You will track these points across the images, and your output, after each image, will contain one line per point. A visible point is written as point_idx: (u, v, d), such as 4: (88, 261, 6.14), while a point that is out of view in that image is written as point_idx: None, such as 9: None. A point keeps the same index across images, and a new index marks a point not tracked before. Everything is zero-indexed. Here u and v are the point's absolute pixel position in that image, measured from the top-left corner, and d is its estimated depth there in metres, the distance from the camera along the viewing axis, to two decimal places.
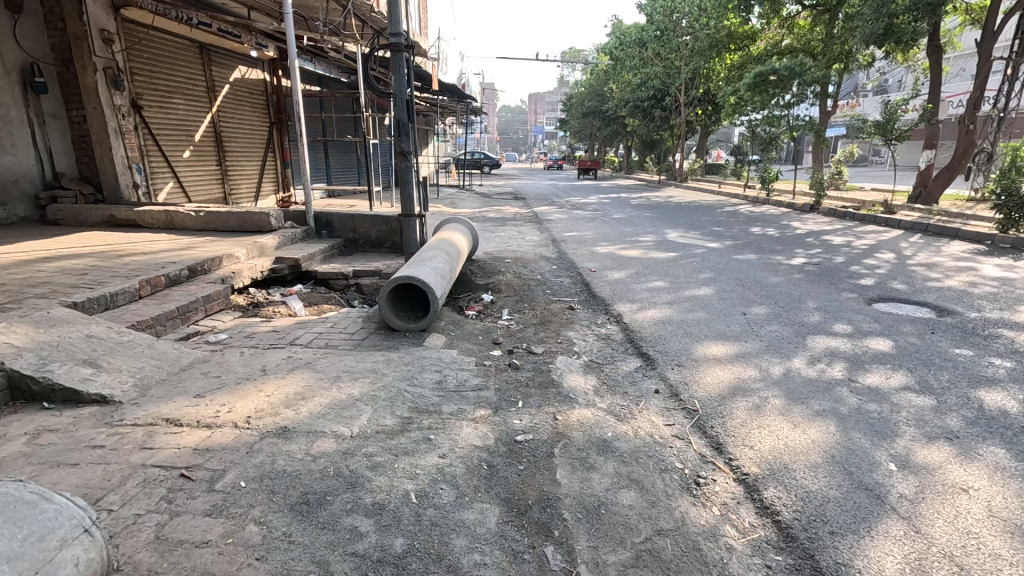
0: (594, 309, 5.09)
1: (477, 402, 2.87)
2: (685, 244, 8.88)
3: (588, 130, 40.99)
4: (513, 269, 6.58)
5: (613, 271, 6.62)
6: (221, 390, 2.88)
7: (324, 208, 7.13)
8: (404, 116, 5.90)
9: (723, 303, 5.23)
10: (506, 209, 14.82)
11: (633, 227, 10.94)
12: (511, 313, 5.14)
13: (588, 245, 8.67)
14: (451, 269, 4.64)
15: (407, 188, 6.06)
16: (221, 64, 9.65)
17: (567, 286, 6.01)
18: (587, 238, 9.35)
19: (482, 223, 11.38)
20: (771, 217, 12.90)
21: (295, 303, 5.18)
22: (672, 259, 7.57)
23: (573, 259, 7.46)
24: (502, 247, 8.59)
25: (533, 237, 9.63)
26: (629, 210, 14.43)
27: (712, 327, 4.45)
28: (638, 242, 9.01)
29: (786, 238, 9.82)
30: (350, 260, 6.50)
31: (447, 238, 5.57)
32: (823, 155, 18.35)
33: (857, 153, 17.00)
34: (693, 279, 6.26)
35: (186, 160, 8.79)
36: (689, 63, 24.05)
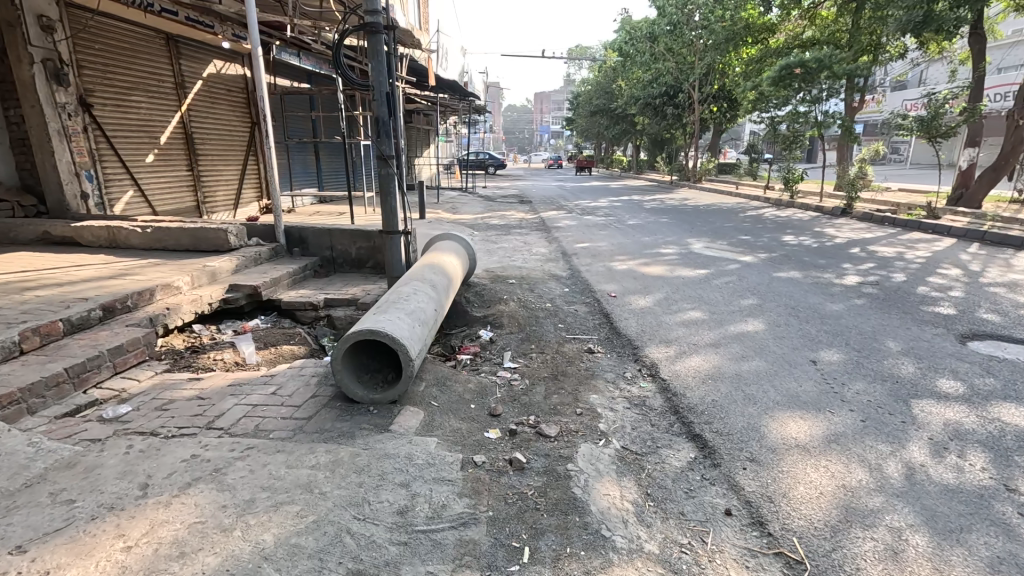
0: (619, 354, 4.04)
1: (457, 559, 1.83)
2: (713, 257, 7.83)
3: (595, 129, 39.91)
4: (517, 294, 5.54)
5: (636, 295, 5.58)
6: (61, 537, 1.85)
7: (297, 221, 6.11)
8: (385, 112, 4.82)
9: (781, 345, 4.16)
10: (511, 214, 13.76)
11: (652, 236, 9.84)
12: (514, 359, 4.10)
13: (604, 259, 7.60)
14: (438, 308, 3.56)
15: (389, 199, 4.99)
16: (193, 58, 8.68)
17: (583, 317, 4.97)
18: (602, 250, 8.29)
19: (485, 232, 10.38)
20: (800, 223, 11.80)
21: (244, 345, 4.22)
22: (703, 278, 6.50)
23: (588, 279, 6.42)
24: (505, 263, 7.57)
25: (542, 249, 8.60)
26: (644, 215, 13.33)
27: (777, 386, 3.39)
28: (659, 255, 7.95)
29: (826, 248, 8.73)
30: (324, 285, 5.49)
31: (437, 261, 4.47)
32: (849, 153, 17.17)
33: (884, 150, 15.61)
34: (734, 307, 5.19)
35: (149, 165, 7.80)
36: (703, 57, 22.92)
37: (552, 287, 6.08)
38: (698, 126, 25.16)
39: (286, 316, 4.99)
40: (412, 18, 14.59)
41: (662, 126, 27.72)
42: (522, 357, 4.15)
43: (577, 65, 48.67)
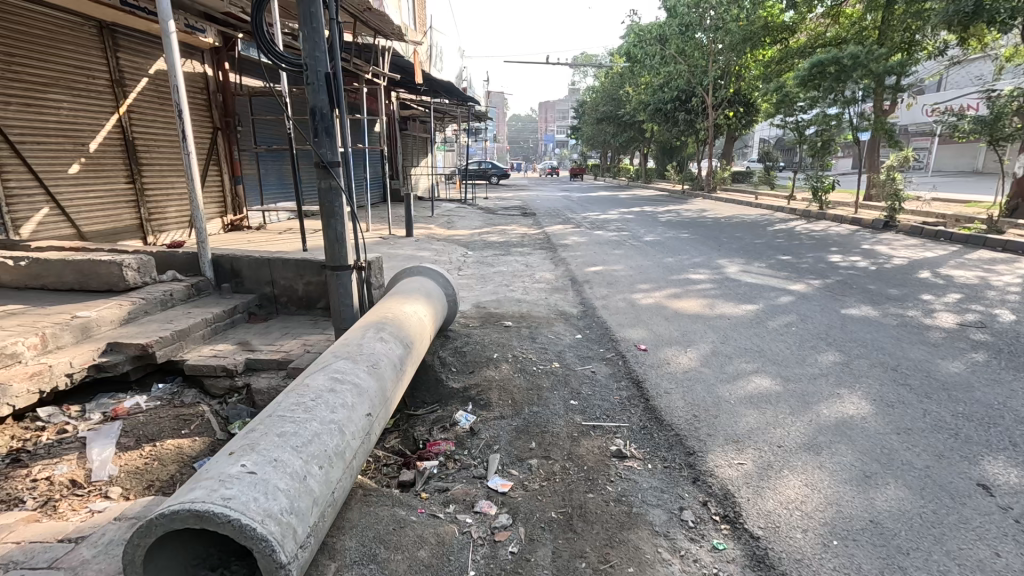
0: (665, 466, 2.63)
1: None
2: (757, 286, 6.41)
3: (602, 137, 38.63)
4: (514, 346, 4.13)
5: (674, 349, 4.15)
6: None
7: (231, 249, 4.77)
8: (324, 104, 3.42)
9: (913, 447, 2.71)
10: (512, 229, 12.40)
11: (676, 256, 8.43)
12: (504, 470, 2.69)
13: (623, 288, 6.21)
14: (373, 409, 2.20)
15: (334, 225, 3.58)
16: (135, 51, 7.41)
17: (603, 387, 3.55)
18: (620, 277, 6.88)
19: (481, 251, 9.01)
20: (842, 239, 10.35)
21: (99, 447, 2.82)
22: (753, 317, 5.06)
23: (606, 320, 5.00)
24: (501, 294, 6.19)
25: (547, 275, 7.20)
26: (662, 229, 11.93)
27: (958, 556, 1.94)
28: (690, 282, 6.55)
29: (889, 272, 7.26)
30: (254, 336, 4.11)
31: (394, 314, 3.06)
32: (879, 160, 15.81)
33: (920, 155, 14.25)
34: (812, 367, 3.76)
35: (74, 177, 6.51)
36: (718, 60, 21.58)
37: (561, 332, 4.67)
38: (712, 132, 23.78)
39: (193, 385, 3.60)
40: (407, 17, 13.30)
41: (673, 133, 26.36)
42: (516, 466, 2.73)
43: (582, 72, 47.48)
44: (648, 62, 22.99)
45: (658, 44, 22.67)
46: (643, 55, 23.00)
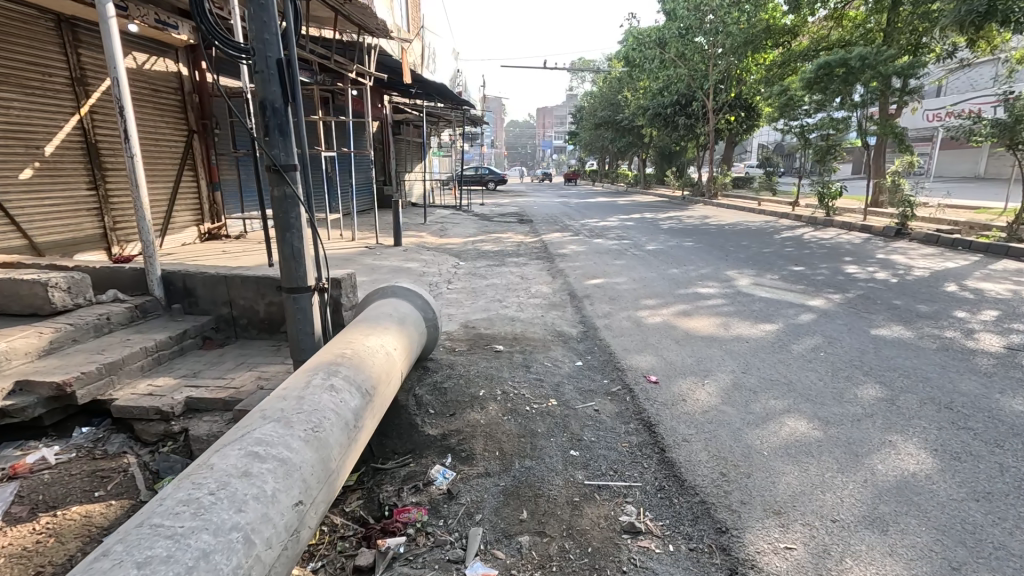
0: (691, 549, 2.07)
1: None
2: (772, 302, 5.87)
3: (600, 142, 38.24)
4: (504, 377, 3.57)
5: (689, 381, 3.60)
6: None
7: (185, 264, 4.22)
8: (276, 95, 2.86)
9: (1003, 521, 2.15)
10: (508, 237, 11.88)
11: (682, 267, 7.91)
12: (488, 552, 2.12)
13: (627, 304, 5.67)
14: (307, 494, 1.65)
15: (289, 238, 3.03)
16: (99, 48, 6.88)
17: (609, 432, 2.99)
18: (623, 291, 6.34)
19: (474, 261, 8.47)
20: (854, 247, 9.85)
21: None
22: (774, 339, 4.52)
23: (609, 343, 4.45)
24: (492, 311, 5.65)
25: (544, 288, 6.66)
26: (664, 237, 11.42)
27: None
28: (700, 298, 6.01)
29: (911, 285, 6.74)
30: (204, 367, 3.55)
31: (354, 350, 2.49)
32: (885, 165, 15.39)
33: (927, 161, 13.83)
34: (854, 406, 3.21)
35: (26, 182, 5.95)
36: (719, 63, 21.19)
37: (559, 358, 4.12)
38: (713, 137, 23.35)
39: (122, 429, 3.05)
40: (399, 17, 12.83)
41: (672, 137, 25.93)
42: (503, 546, 2.16)
43: (579, 77, 47.13)
44: (647, 65, 22.49)
45: (658, 48, 21.92)
46: (642, 59, 22.42)
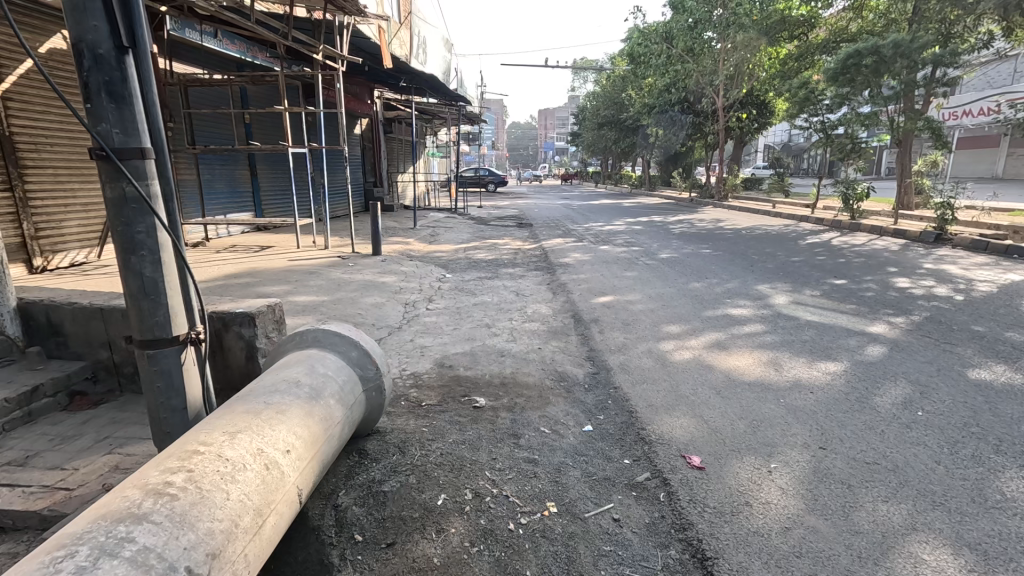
0: None
1: None
2: (824, 328, 4.74)
3: (602, 142, 37.12)
4: (481, 461, 2.46)
5: (749, 465, 2.48)
6: None
7: (54, 291, 3.12)
8: (107, 37, 1.77)
9: None
10: (505, 243, 10.79)
11: (704, 281, 6.79)
12: None
13: (645, 332, 4.56)
14: None
15: (141, 267, 1.93)
16: (16, 24, 5.81)
17: (640, 573, 1.87)
18: (638, 314, 5.21)
19: (463, 273, 7.39)
20: (894, 256, 8.72)
21: None
22: (847, 389, 3.39)
23: (628, 395, 3.32)
24: (477, 341, 4.53)
25: (542, 310, 5.53)
26: (678, 244, 10.31)
27: None
28: (734, 323, 4.88)
29: (985, 304, 5.59)
30: (46, 447, 2.46)
31: (190, 472, 1.40)
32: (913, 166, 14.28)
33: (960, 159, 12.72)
34: (1015, 521, 2.08)
35: None
36: (728, 59, 19.98)
37: (560, 422, 3.00)
38: (723, 136, 22.20)
39: None
40: None
41: (679, 137, 24.76)
42: None
43: (581, 76, 46.14)
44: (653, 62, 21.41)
45: (663, 42, 21.05)
46: (648, 54, 21.66)
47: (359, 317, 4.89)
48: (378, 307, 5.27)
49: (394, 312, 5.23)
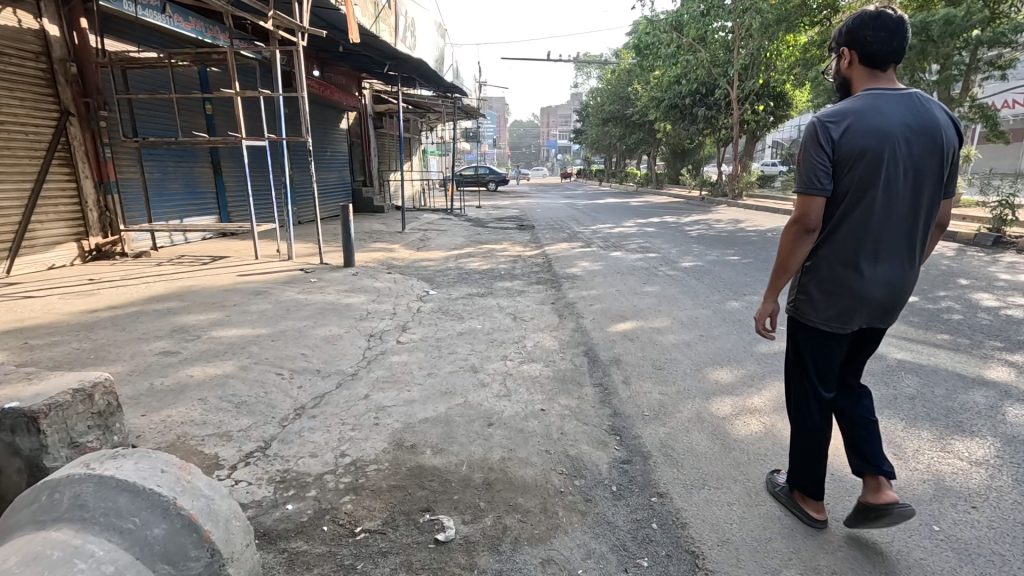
0: None
1: None
2: (926, 373, 3.52)
3: (607, 139, 35.88)
4: None
5: None
6: None
7: None
8: None
9: None
10: (504, 248, 9.58)
11: (742, 299, 5.56)
12: None
13: (685, 383, 3.35)
14: None
15: None
16: None
17: None
18: (672, 351, 3.98)
19: (451, 288, 6.19)
20: (958, 264, 7.47)
21: None
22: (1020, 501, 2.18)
23: (684, 515, 2.10)
24: (457, 396, 3.31)
25: (546, 342, 4.29)
26: (699, 249, 9.08)
27: None
28: None
29: None
30: None
31: None
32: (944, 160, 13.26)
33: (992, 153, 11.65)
34: None
35: None
36: (744, 48, 18.74)
37: None
38: (739, 130, 20.94)
39: None
40: None
41: (689, 131, 23.52)
42: None
43: (584, 71, 44.74)
44: (662, 52, 20.20)
45: (672, 31, 19.75)
46: (657, 44, 20.32)
47: (301, 358, 3.67)
48: (331, 342, 4.04)
49: (352, 348, 4.01)
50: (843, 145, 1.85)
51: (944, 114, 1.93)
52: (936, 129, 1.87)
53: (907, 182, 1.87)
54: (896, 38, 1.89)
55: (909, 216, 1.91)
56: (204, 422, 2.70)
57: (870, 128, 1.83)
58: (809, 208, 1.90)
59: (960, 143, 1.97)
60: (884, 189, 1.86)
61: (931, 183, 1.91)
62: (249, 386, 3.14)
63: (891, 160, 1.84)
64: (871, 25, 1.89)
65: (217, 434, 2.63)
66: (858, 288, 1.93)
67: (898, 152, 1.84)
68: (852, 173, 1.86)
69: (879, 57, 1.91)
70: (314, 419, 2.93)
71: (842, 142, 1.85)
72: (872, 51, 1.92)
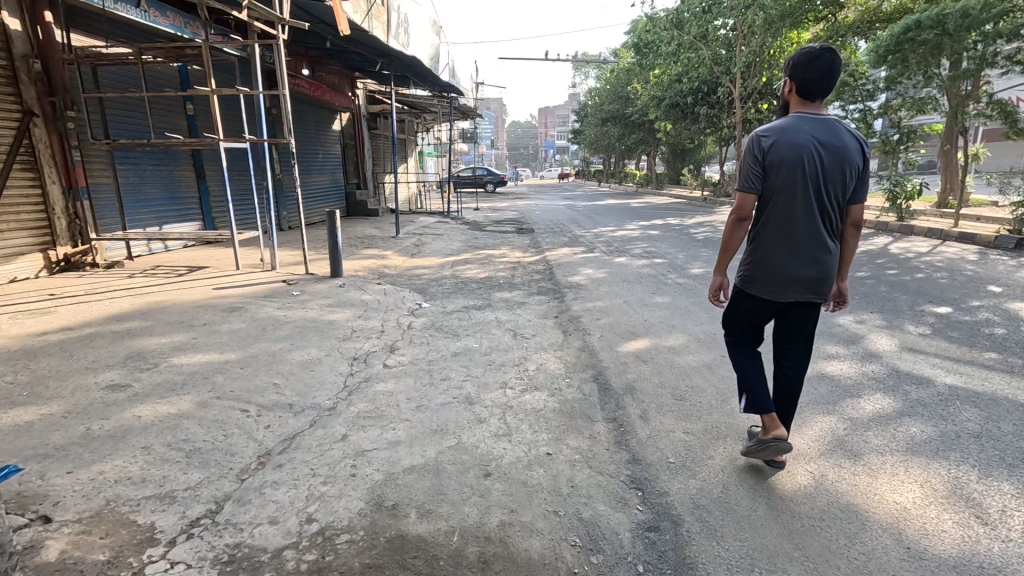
0: None
1: None
2: (985, 404, 3.09)
3: (606, 139, 35.45)
4: None
5: None
6: None
7: None
8: None
9: None
10: (503, 254, 9.13)
11: None
12: None
13: (712, 419, 2.91)
14: None
15: None
16: None
17: None
18: (693, 376, 3.53)
19: (445, 300, 5.75)
20: (985, 269, 7.05)
21: None
22: None
23: None
24: (450, 437, 2.86)
25: (551, 366, 3.84)
26: (708, 254, 8.65)
27: None
28: (843, 396, 3.21)
29: None
30: None
31: None
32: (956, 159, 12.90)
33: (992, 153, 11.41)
34: None
35: None
36: (747, 45, 18.33)
37: None
38: (742, 130, 20.53)
39: None
40: None
41: (690, 131, 23.10)
42: None
43: (582, 71, 44.34)
44: (663, 50, 19.79)
45: (673, 29, 19.30)
46: (657, 42, 19.89)
47: (273, 390, 3.21)
48: (309, 368, 3.59)
49: (333, 375, 3.55)
50: (769, 156, 2.32)
51: (856, 137, 2.38)
52: (845, 147, 2.33)
53: (819, 189, 2.33)
54: (826, 72, 2.31)
55: (822, 216, 2.35)
56: (143, 480, 2.24)
57: (789, 145, 2.30)
58: (742, 205, 2.36)
59: (868, 161, 2.41)
60: (800, 195, 2.32)
61: (842, 189, 2.35)
62: (206, 429, 2.68)
63: (805, 169, 2.30)
64: (805, 62, 2.29)
65: (157, 495, 2.18)
66: (784, 271, 2.36)
67: (811, 162, 2.30)
68: (775, 179, 2.33)
69: (811, 86, 2.34)
70: (280, 470, 2.48)
71: (768, 155, 2.32)
72: (803, 86, 2.37)
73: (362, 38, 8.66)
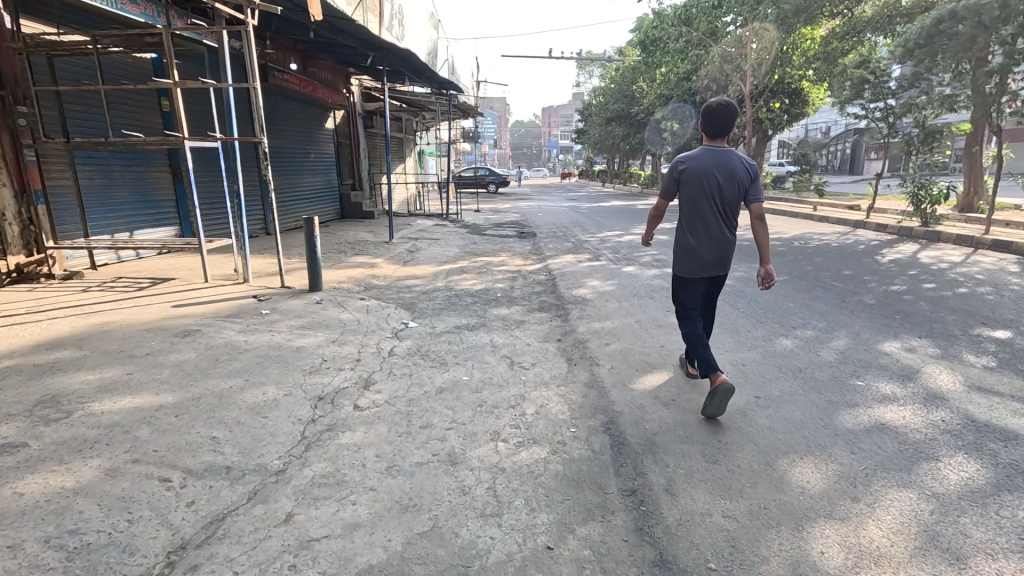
0: None
1: None
2: None
3: (610, 139, 34.75)
4: None
5: None
6: None
7: None
8: None
9: None
10: (503, 262, 8.51)
11: (793, 336, 4.49)
12: None
13: (757, 495, 2.29)
14: None
15: None
16: None
17: None
18: (727, 427, 2.90)
19: (435, 319, 5.13)
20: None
21: None
22: None
23: None
24: (424, 519, 2.23)
25: (553, 410, 3.22)
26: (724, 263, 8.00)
27: None
28: (919, 459, 2.57)
29: None
30: None
31: None
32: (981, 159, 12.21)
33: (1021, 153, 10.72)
34: None
35: None
36: (758, 42, 17.63)
37: None
38: (752, 130, 19.85)
39: None
40: None
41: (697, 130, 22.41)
42: None
43: (586, 69, 43.62)
44: (670, 47, 19.10)
45: (681, 25, 18.59)
46: (665, 39, 19.19)
47: (210, 447, 2.60)
48: (261, 414, 2.97)
49: (289, 423, 2.94)
50: (684, 175, 3.29)
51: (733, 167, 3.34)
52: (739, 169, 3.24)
53: (722, 194, 3.24)
54: (725, 115, 3.18)
55: (723, 215, 3.27)
56: None
57: (698, 166, 3.24)
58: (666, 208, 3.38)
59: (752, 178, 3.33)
60: (706, 199, 3.24)
61: (742, 196, 3.23)
62: (106, 513, 2.07)
63: (709, 184, 3.23)
64: (705, 110, 3.14)
65: None
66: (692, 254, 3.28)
67: (714, 179, 3.23)
68: (689, 189, 3.28)
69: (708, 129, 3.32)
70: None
71: (683, 172, 3.28)
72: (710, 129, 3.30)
73: (351, 28, 7.99)
